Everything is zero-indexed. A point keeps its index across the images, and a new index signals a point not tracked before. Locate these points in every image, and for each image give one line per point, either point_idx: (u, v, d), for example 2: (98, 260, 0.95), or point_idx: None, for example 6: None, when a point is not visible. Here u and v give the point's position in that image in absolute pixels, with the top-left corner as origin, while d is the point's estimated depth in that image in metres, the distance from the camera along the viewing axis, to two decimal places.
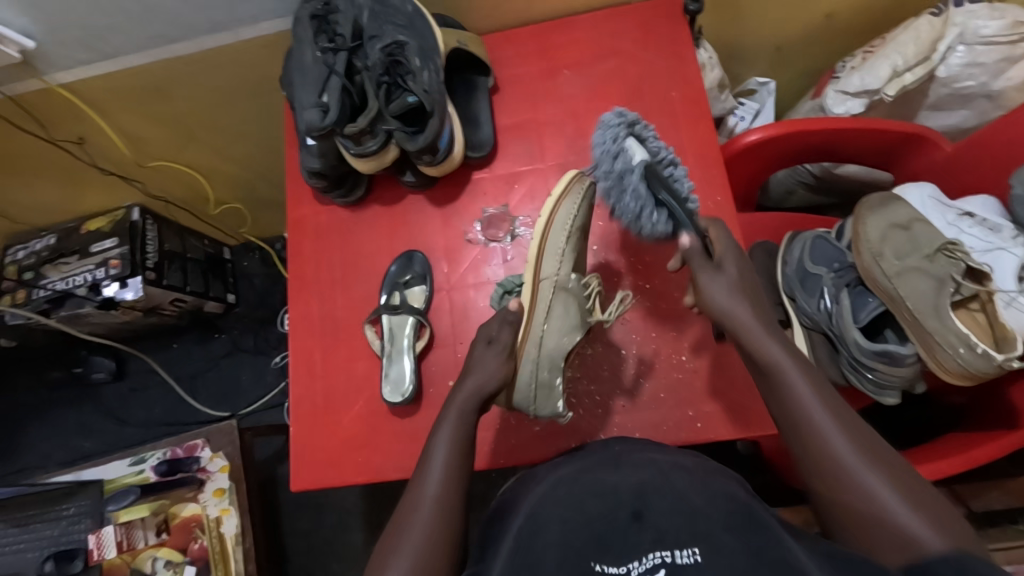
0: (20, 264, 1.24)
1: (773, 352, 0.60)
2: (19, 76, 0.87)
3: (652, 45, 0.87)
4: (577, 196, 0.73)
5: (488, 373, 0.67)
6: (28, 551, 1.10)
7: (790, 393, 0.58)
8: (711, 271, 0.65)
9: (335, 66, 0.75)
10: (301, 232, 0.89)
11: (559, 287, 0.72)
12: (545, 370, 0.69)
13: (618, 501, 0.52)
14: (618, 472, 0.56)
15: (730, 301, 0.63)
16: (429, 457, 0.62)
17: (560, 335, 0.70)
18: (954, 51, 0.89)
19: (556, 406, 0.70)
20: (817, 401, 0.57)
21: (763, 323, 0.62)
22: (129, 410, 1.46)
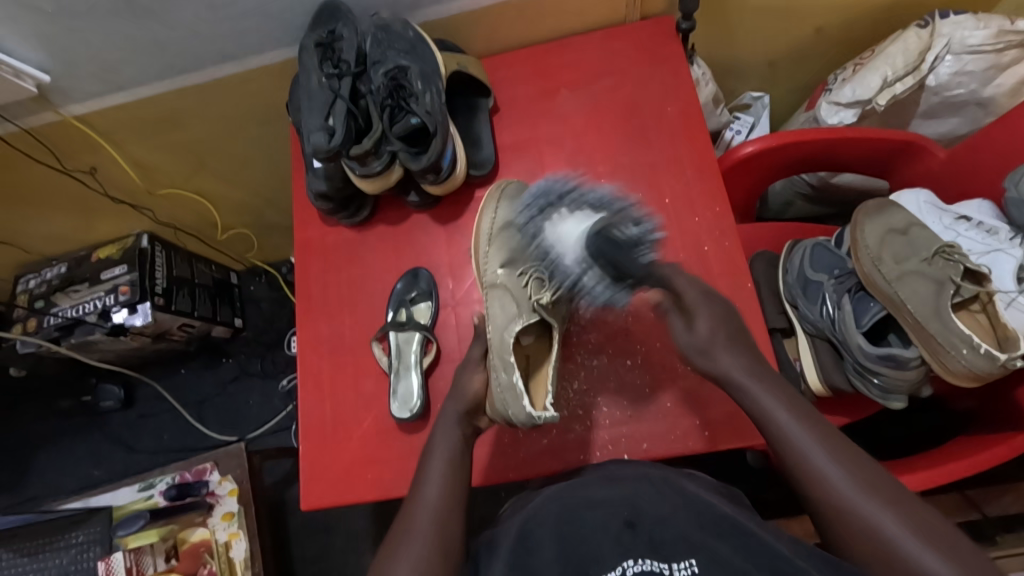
0: (31, 293, 1.26)
1: (767, 404, 0.62)
2: (35, 109, 0.90)
3: (646, 62, 0.90)
4: (495, 202, 0.80)
5: (464, 393, 0.71)
6: None
7: (786, 442, 0.59)
8: (688, 323, 0.69)
9: (340, 90, 0.77)
10: (308, 253, 0.91)
11: (493, 286, 0.73)
12: (501, 368, 0.66)
13: (611, 512, 0.55)
14: (603, 488, 0.59)
15: (710, 342, 0.67)
16: (424, 481, 0.65)
17: (502, 330, 0.68)
18: (943, 61, 0.91)
19: (527, 405, 0.63)
20: (814, 441, 0.58)
21: (752, 372, 0.64)
22: (137, 437, 1.46)
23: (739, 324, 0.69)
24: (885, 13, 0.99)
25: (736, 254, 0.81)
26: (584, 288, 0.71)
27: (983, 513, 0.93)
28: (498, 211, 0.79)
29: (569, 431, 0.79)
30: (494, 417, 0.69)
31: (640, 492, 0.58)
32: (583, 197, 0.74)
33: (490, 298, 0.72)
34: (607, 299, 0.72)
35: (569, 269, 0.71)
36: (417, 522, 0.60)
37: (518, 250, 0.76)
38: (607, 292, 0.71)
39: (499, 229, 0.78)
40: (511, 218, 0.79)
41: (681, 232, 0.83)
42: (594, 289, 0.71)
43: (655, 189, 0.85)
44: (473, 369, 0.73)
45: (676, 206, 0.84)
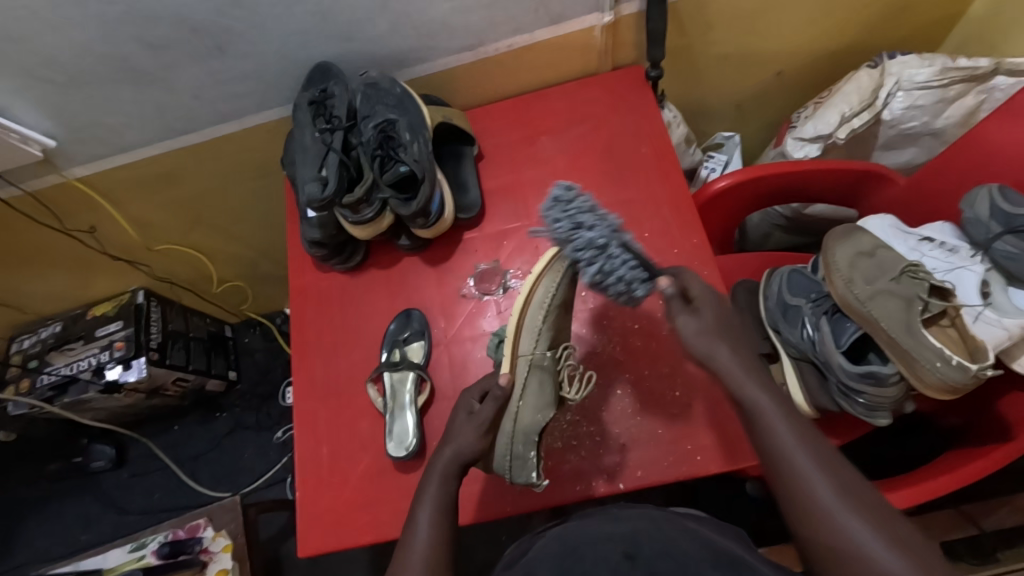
0: (26, 352, 1.27)
1: (759, 400, 0.63)
2: (39, 172, 0.94)
3: (620, 108, 0.96)
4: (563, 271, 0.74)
5: (465, 442, 0.68)
6: None
7: (773, 443, 0.60)
8: (690, 310, 0.68)
9: (333, 144, 0.82)
10: (303, 299, 0.94)
11: (534, 364, 0.72)
12: (522, 445, 0.68)
13: (611, 545, 0.56)
14: (610, 524, 0.60)
15: (708, 343, 0.65)
16: (413, 519, 0.65)
17: (534, 411, 0.69)
18: (895, 97, 0.98)
19: (530, 475, 0.68)
20: (801, 446, 0.59)
21: (746, 368, 0.64)
22: (128, 498, 1.43)
23: (738, 333, 0.67)
24: (838, 56, 1.07)
25: (716, 283, 0.85)
26: (606, 254, 0.70)
27: (979, 527, 0.95)
28: (561, 284, 0.74)
29: (565, 462, 0.80)
30: (488, 464, 0.73)
31: (641, 529, 0.58)
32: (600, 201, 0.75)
33: (528, 377, 0.71)
34: (622, 283, 0.70)
35: (594, 231, 0.70)
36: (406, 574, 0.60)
37: (559, 329, 0.76)
38: (631, 270, 0.71)
39: (558, 307, 0.74)
40: (566, 294, 0.76)
41: (662, 263, 0.87)
42: (612, 263, 0.70)
43: (635, 224, 0.90)
44: (467, 403, 0.72)
45: (655, 238, 0.88)
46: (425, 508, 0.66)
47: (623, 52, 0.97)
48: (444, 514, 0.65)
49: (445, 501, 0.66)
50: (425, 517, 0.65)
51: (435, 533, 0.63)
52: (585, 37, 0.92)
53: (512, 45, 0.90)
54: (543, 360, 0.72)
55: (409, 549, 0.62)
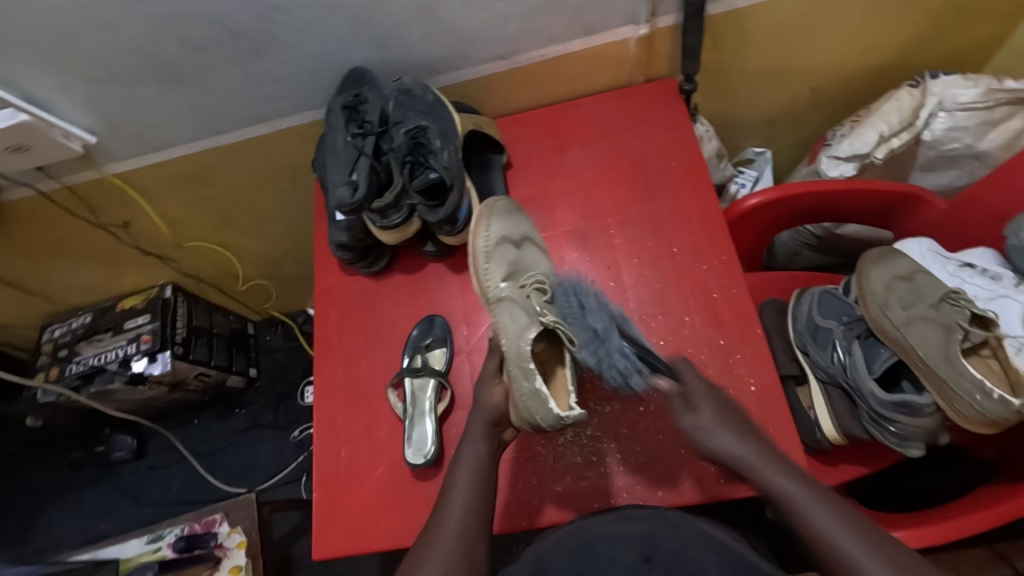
0: (56, 341, 1.30)
1: (789, 489, 0.62)
2: (78, 167, 0.97)
3: (652, 120, 0.95)
4: (486, 218, 0.82)
5: (485, 404, 0.72)
6: None
7: (811, 530, 0.59)
8: (690, 408, 0.70)
9: (364, 148, 0.82)
10: (328, 300, 0.94)
11: (503, 302, 0.73)
12: (522, 377, 0.64)
13: (628, 547, 0.59)
14: (625, 522, 0.62)
15: (742, 447, 0.66)
16: (449, 491, 0.67)
17: (517, 340, 0.67)
18: (937, 117, 0.96)
19: (552, 408, 0.63)
20: (840, 525, 0.59)
21: (761, 454, 0.65)
22: (146, 489, 1.46)
23: (745, 421, 0.70)
24: (877, 74, 1.05)
25: (745, 302, 0.83)
26: (603, 343, 0.72)
27: (1013, 568, 0.89)
28: (491, 228, 0.80)
29: (583, 479, 0.79)
30: (518, 423, 0.69)
31: (659, 526, 0.60)
32: (579, 315, 0.76)
33: (498, 313, 0.72)
34: (626, 373, 0.70)
35: (597, 338, 0.72)
36: (439, 544, 0.61)
37: (516, 266, 0.78)
38: (633, 362, 0.70)
39: (495, 247, 0.78)
40: (499, 232, 0.80)
41: (690, 279, 0.86)
42: (612, 350, 0.71)
43: (664, 239, 0.88)
44: (491, 381, 0.74)
45: (684, 254, 0.87)
46: (460, 478, 0.67)
47: (656, 65, 0.96)
48: (480, 489, 0.66)
49: (480, 481, 0.67)
50: (461, 487, 0.66)
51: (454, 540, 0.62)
52: (618, 49, 0.91)
53: (546, 54, 0.90)
54: (505, 295, 0.73)
55: (441, 527, 0.63)
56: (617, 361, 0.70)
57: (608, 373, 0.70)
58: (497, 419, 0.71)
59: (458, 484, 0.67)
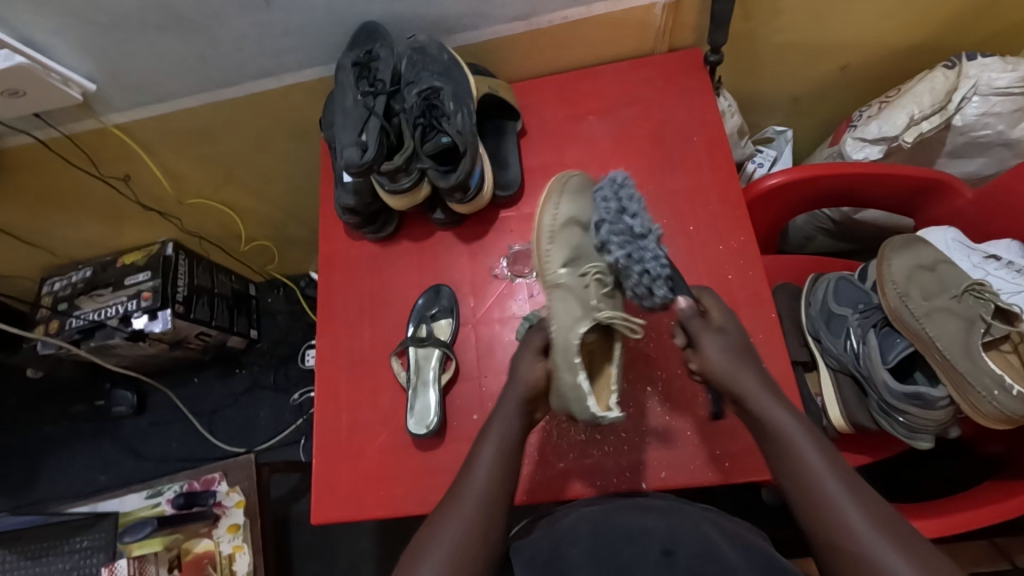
0: (56, 295, 1.28)
1: (787, 426, 0.62)
2: (77, 116, 0.94)
3: (674, 92, 0.91)
4: (558, 194, 0.74)
5: (521, 375, 0.69)
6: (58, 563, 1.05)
7: (799, 465, 0.60)
8: (705, 323, 0.69)
9: (375, 108, 0.79)
10: (332, 265, 0.92)
11: (562, 286, 0.69)
12: (565, 369, 0.64)
13: (649, 542, 0.57)
14: (646, 515, 0.60)
15: (733, 367, 0.65)
16: (473, 462, 0.66)
17: (568, 331, 0.65)
18: (970, 101, 0.92)
19: (592, 406, 0.63)
20: (826, 464, 0.60)
21: (770, 390, 0.65)
22: (146, 444, 1.46)
23: (757, 358, 0.69)
24: (910, 53, 1.01)
25: (761, 285, 0.81)
26: (637, 246, 0.68)
27: (1010, 562, 0.91)
28: (560, 207, 0.74)
29: (586, 457, 0.78)
30: (558, 406, 0.68)
31: (676, 523, 0.59)
32: (637, 250, 0.68)
33: (552, 300, 0.69)
34: (650, 282, 0.69)
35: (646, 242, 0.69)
36: (457, 516, 0.61)
37: (579, 250, 0.72)
38: (663, 269, 0.69)
39: (561, 227, 0.72)
40: (569, 211, 0.74)
41: (704, 259, 0.83)
42: (646, 253, 0.68)
43: (680, 217, 0.86)
44: (532, 359, 0.69)
45: (700, 233, 0.84)
46: (485, 450, 0.66)
47: (681, 34, 0.92)
48: (505, 462, 0.65)
49: (505, 454, 0.66)
50: (470, 467, 0.65)
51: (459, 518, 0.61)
52: (643, 14, 0.87)
53: (567, 17, 0.86)
54: (563, 279, 0.69)
55: (461, 498, 0.63)
56: (647, 259, 0.68)
57: (635, 275, 0.69)
58: (530, 397, 0.68)
59: (484, 454, 0.66)
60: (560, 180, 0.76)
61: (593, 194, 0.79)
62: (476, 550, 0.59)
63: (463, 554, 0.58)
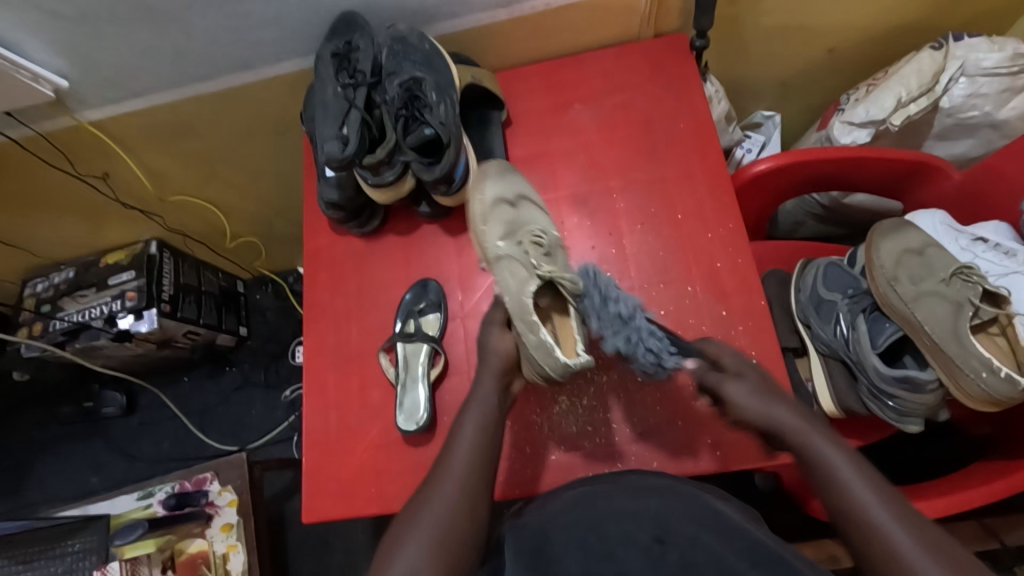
0: (39, 297, 1.26)
1: (818, 442, 0.62)
2: (51, 114, 0.91)
3: (660, 78, 0.90)
4: (485, 179, 0.80)
5: (494, 345, 0.71)
6: (49, 566, 1.04)
7: (828, 473, 0.60)
8: (730, 380, 0.69)
9: (355, 100, 0.77)
10: (317, 261, 0.91)
11: (502, 257, 0.72)
12: (527, 330, 0.65)
13: (639, 526, 0.56)
14: (634, 497, 0.60)
15: (764, 407, 0.66)
16: (452, 447, 0.65)
17: (520, 294, 0.67)
18: (957, 83, 0.92)
19: (561, 357, 0.63)
20: (853, 468, 0.60)
21: (807, 420, 0.65)
22: (138, 445, 1.45)
23: (782, 392, 0.69)
24: (897, 34, 1.00)
25: (750, 272, 0.80)
26: (631, 334, 0.72)
27: (1000, 542, 0.90)
28: (486, 190, 0.78)
29: (578, 449, 0.78)
30: (531, 374, 0.70)
31: (668, 507, 0.58)
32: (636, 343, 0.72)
33: (499, 272, 0.72)
34: (656, 361, 0.72)
35: (635, 324, 0.73)
36: (439, 497, 0.60)
37: (514, 221, 0.75)
38: (663, 345, 0.73)
39: (491, 209, 0.76)
40: (494, 190, 0.78)
41: (693, 247, 0.83)
42: (644, 341, 0.72)
43: (668, 205, 0.85)
44: (500, 331, 0.72)
45: (689, 221, 0.84)
46: (466, 430, 0.65)
47: (667, 19, 0.91)
48: (487, 442, 0.65)
49: (483, 436, 0.65)
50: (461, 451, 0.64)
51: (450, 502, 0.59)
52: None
53: (550, 4, 0.84)
54: (501, 250, 0.72)
55: (446, 479, 0.62)
56: (648, 343, 0.72)
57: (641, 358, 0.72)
58: (508, 366, 0.70)
59: (463, 437, 0.65)
60: (490, 163, 0.82)
61: (514, 171, 0.82)
62: (458, 524, 0.58)
63: (442, 528, 0.57)
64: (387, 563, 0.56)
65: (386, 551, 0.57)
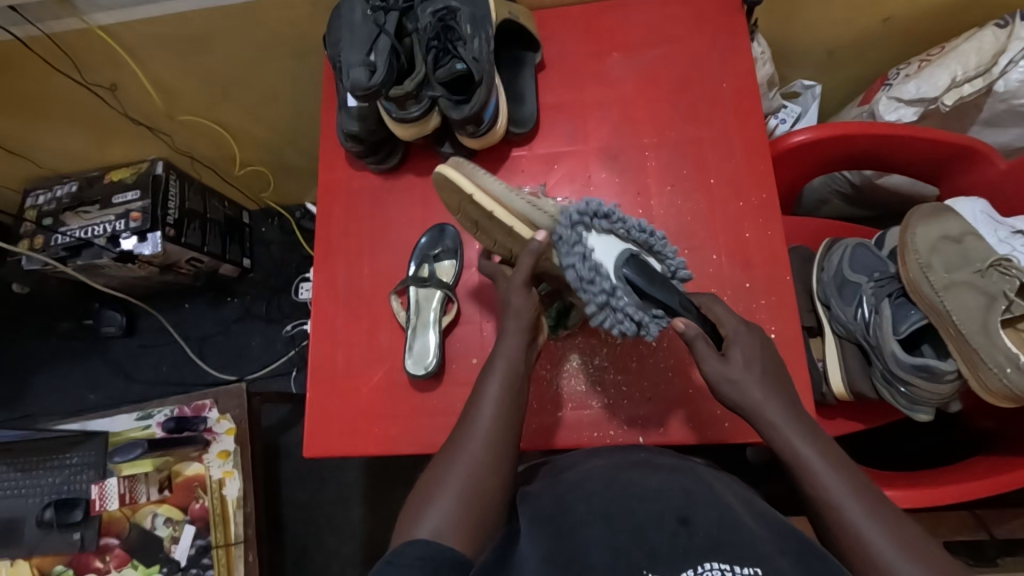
0: (40, 209, 1.22)
1: (803, 451, 0.56)
2: (59, 13, 0.86)
3: (706, 33, 0.85)
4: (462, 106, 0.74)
5: (519, 307, 0.65)
6: (47, 476, 1.07)
7: (819, 493, 0.53)
8: (722, 357, 0.62)
9: (386, 26, 0.72)
10: (332, 195, 0.88)
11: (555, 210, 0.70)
12: None
13: (663, 506, 0.52)
14: (655, 477, 0.57)
15: (760, 398, 0.59)
16: (478, 404, 0.59)
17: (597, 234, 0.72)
18: (1017, 67, 0.86)
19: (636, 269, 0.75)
20: (845, 484, 0.53)
21: (784, 407, 0.59)
22: (136, 366, 1.45)
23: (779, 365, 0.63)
24: (960, 9, 0.94)
25: (778, 246, 0.78)
26: (611, 307, 0.64)
27: (989, 533, 0.93)
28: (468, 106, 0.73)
29: (585, 408, 0.77)
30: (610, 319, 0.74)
31: (692, 486, 0.56)
32: (609, 314, 0.64)
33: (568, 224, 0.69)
34: (634, 327, 0.65)
35: (597, 284, 0.63)
36: (466, 456, 0.55)
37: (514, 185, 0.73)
38: (635, 320, 0.64)
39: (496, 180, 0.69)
40: (480, 100, 0.73)
41: (723, 215, 0.80)
42: (621, 311, 0.64)
43: (701, 169, 0.81)
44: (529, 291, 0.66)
45: (721, 187, 0.81)
46: (490, 390, 0.60)
47: None
48: (511, 402, 0.60)
49: (509, 392, 0.60)
50: (488, 403, 0.59)
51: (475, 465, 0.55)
52: None
53: None
54: (547, 210, 0.67)
55: (466, 442, 0.57)
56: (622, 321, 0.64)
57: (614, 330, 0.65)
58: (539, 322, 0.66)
59: (489, 394, 0.60)
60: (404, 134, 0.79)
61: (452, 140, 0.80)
62: (487, 485, 0.54)
63: (471, 493, 0.53)
64: (414, 523, 0.52)
65: (411, 509, 0.54)
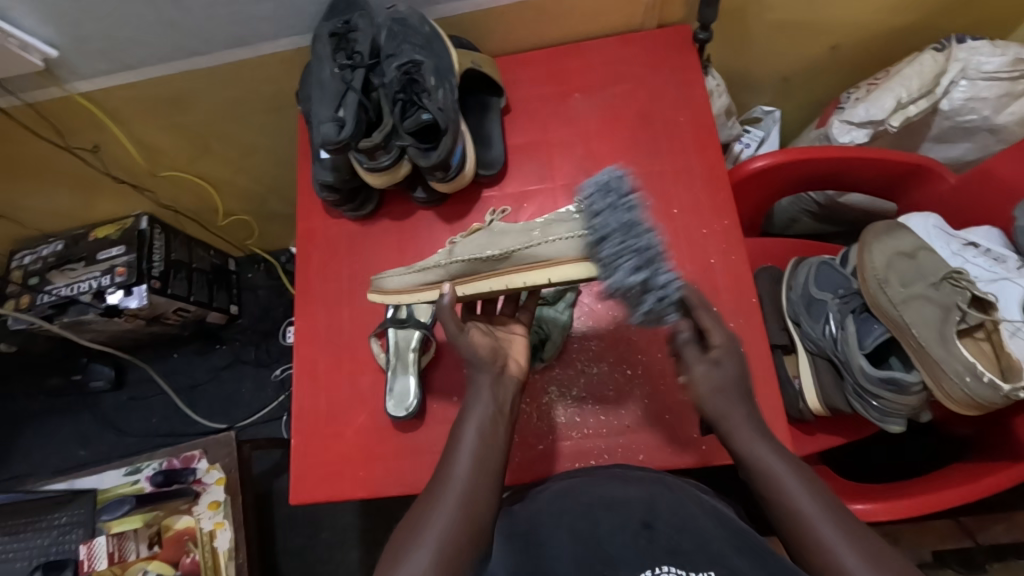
0: (26, 269, 1.24)
1: (759, 455, 0.58)
2: (40, 83, 0.89)
3: (662, 70, 0.89)
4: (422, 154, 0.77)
5: (473, 350, 0.65)
6: (38, 539, 1.06)
7: (770, 482, 0.57)
8: (703, 349, 0.64)
9: (353, 82, 0.76)
10: (311, 242, 0.90)
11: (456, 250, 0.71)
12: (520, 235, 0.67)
13: (631, 515, 0.56)
14: (624, 488, 0.60)
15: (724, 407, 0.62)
16: (454, 450, 0.61)
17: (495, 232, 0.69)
18: (957, 86, 0.92)
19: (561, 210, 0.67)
20: (801, 488, 0.55)
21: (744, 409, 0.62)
22: (126, 420, 1.45)
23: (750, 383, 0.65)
24: (900, 34, 1.00)
25: (743, 270, 0.81)
26: (653, 266, 0.59)
27: (974, 540, 0.96)
28: (429, 154, 0.77)
29: (566, 438, 0.79)
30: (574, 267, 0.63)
31: (660, 497, 0.58)
32: (654, 277, 0.59)
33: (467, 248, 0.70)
34: (660, 302, 0.60)
35: (644, 240, 0.58)
36: (444, 501, 0.56)
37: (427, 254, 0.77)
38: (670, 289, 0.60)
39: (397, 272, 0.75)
40: (446, 149, 0.76)
41: (689, 242, 0.83)
42: (659, 278, 0.59)
43: (664, 199, 0.85)
44: (467, 330, 0.66)
45: (684, 215, 0.84)
46: (467, 431, 0.61)
47: (671, 10, 0.90)
48: (491, 440, 0.61)
49: (485, 441, 0.61)
50: (467, 448, 0.60)
51: (460, 503, 0.56)
52: None
53: None
54: (435, 266, 0.71)
55: (446, 484, 0.58)
56: (661, 282, 0.59)
57: (644, 302, 0.60)
58: (491, 355, 0.65)
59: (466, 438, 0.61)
60: (377, 183, 0.82)
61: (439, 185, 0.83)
62: (476, 524, 0.55)
63: (452, 536, 0.54)
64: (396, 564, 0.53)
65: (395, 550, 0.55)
